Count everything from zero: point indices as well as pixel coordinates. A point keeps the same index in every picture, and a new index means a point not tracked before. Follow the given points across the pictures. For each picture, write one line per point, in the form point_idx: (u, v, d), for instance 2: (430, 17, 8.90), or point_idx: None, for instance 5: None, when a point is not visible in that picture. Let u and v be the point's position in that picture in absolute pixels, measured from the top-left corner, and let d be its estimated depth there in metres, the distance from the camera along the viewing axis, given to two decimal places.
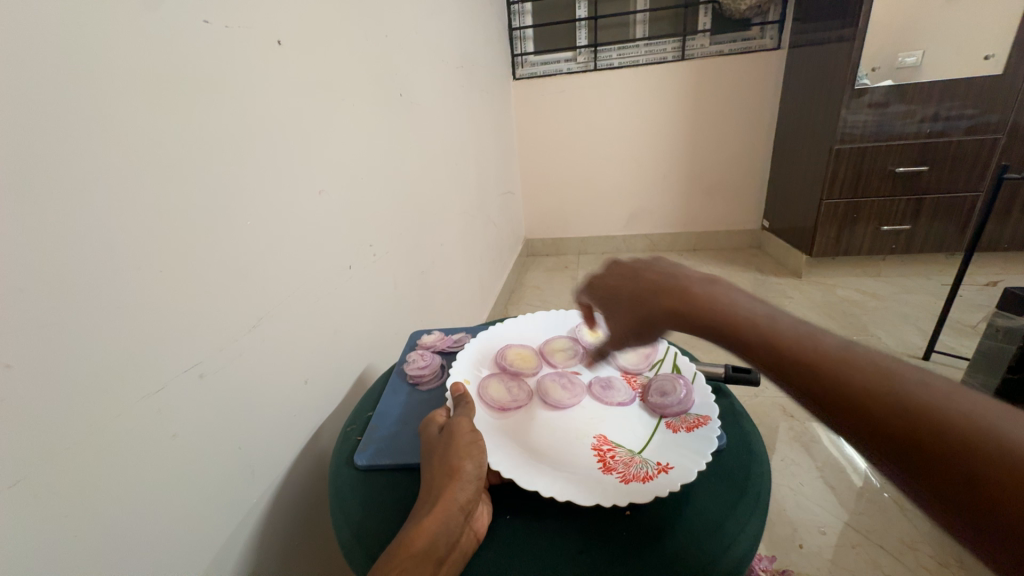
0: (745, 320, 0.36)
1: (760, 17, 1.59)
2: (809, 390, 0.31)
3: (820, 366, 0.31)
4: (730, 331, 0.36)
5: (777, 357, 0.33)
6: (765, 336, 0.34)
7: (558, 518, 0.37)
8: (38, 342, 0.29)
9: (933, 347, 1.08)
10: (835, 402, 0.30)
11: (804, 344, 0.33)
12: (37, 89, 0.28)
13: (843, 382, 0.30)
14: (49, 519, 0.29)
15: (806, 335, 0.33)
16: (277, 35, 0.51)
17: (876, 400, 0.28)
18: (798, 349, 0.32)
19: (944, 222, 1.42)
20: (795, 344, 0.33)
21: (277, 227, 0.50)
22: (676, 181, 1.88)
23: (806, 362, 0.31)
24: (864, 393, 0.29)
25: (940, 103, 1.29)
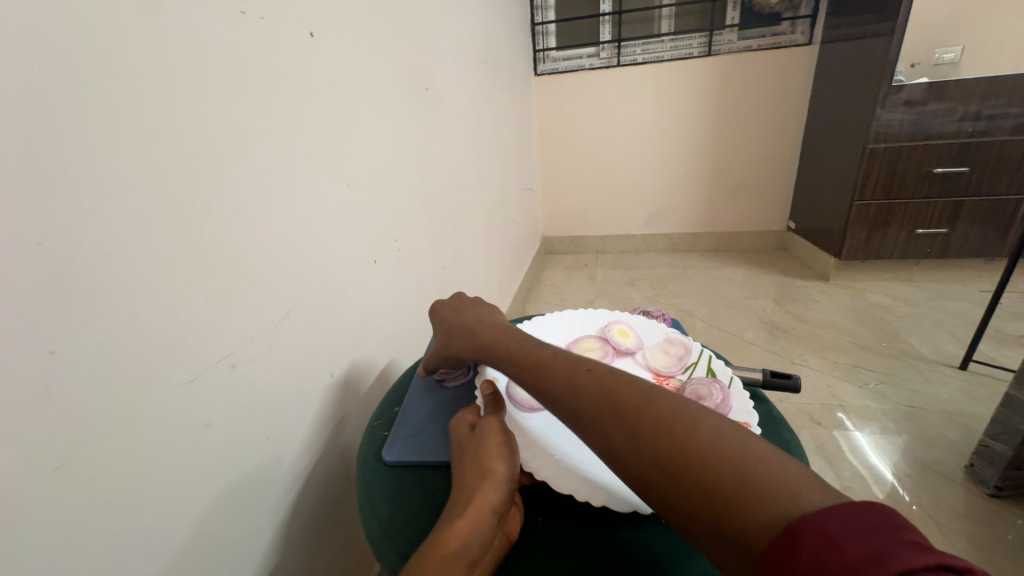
0: (554, 363, 0.39)
1: (791, 11, 1.54)
2: (601, 438, 0.33)
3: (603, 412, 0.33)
4: (537, 374, 0.39)
5: (574, 406, 0.35)
6: (566, 379, 0.37)
7: (592, 524, 0.36)
8: (80, 331, 0.29)
9: (970, 356, 1.04)
10: (631, 457, 0.31)
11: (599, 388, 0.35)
12: (80, 80, 0.29)
13: (625, 427, 0.32)
14: (86, 505, 0.30)
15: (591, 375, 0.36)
16: (309, 27, 0.50)
17: (657, 447, 0.30)
18: (591, 394, 0.35)
19: (984, 226, 1.37)
20: (589, 388, 0.35)
21: (306, 220, 0.50)
22: (700, 180, 1.84)
23: (595, 411, 0.34)
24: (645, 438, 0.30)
25: (982, 102, 1.23)
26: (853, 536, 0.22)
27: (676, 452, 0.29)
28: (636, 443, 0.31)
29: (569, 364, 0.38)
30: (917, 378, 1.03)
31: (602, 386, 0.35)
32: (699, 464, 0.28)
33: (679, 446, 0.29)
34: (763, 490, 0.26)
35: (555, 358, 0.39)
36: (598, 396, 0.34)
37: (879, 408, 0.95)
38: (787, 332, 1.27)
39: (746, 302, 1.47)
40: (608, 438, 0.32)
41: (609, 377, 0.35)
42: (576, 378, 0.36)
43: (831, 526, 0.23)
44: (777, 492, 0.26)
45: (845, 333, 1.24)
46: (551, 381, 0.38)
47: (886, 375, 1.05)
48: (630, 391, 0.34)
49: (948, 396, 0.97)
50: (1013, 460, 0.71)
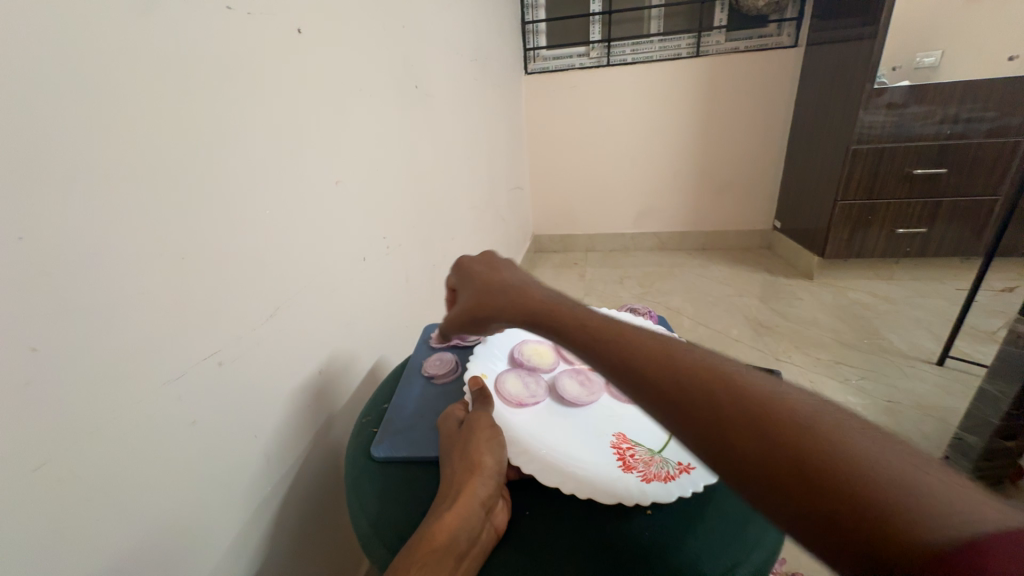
0: (615, 335, 0.35)
1: (777, 14, 1.56)
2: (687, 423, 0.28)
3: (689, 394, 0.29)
4: (595, 345, 0.35)
5: (653, 386, 0.30)
6: (633, 352, 0.33)
7: (578, 516, 0.37)
8: (59, 327, 0.28)
9: (947, 352, 1.07)
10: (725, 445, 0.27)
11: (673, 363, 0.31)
12: (61, 74, 0.28)
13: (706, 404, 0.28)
14: (68, 505, 0.29)
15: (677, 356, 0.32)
16: (297, 23, 0.50)
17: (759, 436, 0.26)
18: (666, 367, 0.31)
19: (961, 226, 1.40)
20: (661, 362, 0.31)
21: (293, 217, 0.50)
22: (687, 179, 1.86)
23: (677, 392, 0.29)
24: (739, 424, 0.26)
25: (961, 105, 1.26)
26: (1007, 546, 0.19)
27: (769, 433, 0.25)
28: (720, 419, 0.27)
29: (646, 344, 0.33)
30: (896, 374, 1.06)
31: (677, 362, 0.31)
32: (797, 447, 0.25)
33: (773, 428, 0.26)
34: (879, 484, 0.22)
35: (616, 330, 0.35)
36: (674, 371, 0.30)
37: (860, 402, 0.98)
38: (771, 329, 1.29)
39: (732, 299, 1.49)
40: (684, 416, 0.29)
41: (685, 355, 0.32)
42: (646, 352, 0.32)
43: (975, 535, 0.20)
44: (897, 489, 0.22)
45: (827, 330, 1.26)
46: (612, 354, 0.34)
47: (866, 371, 1.08)
48: (712, 368, 0.30)
49: (925, 391, 1.00)
50: (986, 451, 0.74)
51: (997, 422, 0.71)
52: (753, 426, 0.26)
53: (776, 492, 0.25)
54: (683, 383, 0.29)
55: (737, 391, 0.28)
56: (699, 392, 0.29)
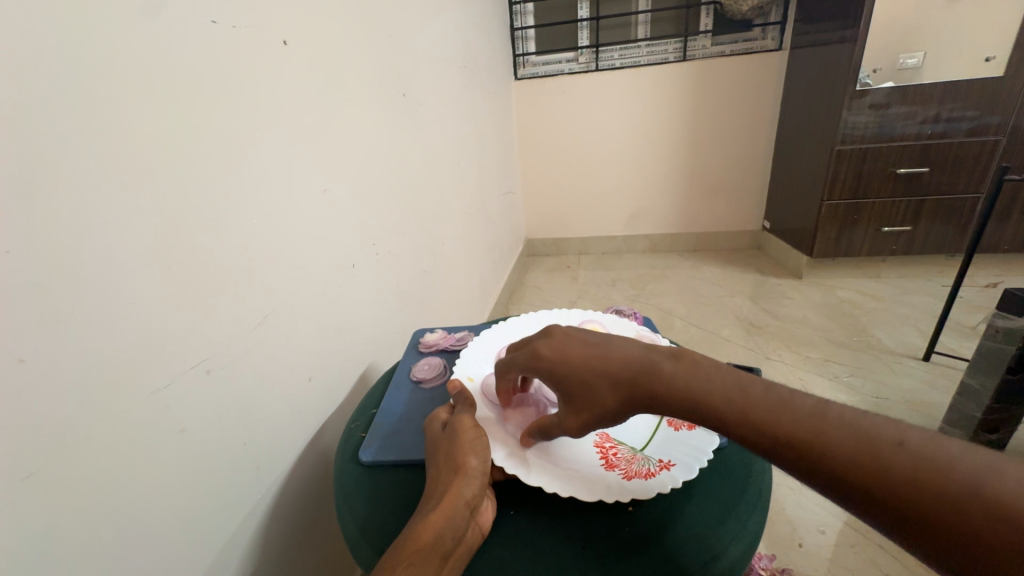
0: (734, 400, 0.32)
1: (761, 18, 1.59)
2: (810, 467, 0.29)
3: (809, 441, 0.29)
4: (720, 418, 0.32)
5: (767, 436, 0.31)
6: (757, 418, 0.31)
7: (560, 514, 0.37)
8: (46, 336, 0.29)
9: (932, 348, 1.09)
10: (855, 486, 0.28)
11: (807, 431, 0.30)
12: (49, 90, 0.29)
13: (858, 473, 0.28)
14: (57, 514, 0.29)
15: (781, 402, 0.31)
16: (283, 34, 0.51)
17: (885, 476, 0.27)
18: (805, 437, 0.29)
19: (945, 224, 1.43)
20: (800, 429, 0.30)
21: (280, 226, 0.50)
22: (677, 182, 1.88)
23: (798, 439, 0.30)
24: (863, 465, 0.28)
25: (941, 105, 1.29)
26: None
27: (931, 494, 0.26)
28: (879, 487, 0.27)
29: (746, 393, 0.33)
30: (883, 371, 1.08)
31: (809, 425, 0.30)
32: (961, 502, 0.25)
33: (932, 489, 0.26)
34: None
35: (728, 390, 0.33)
36: (817, 437, 0.29)
37: (848, 400, 0.99)
38: (762, 328, 1.30)
39: (723, 300, 1.51)
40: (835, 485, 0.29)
41: (809, 413, 0.31)
42: (774, 416, 0.31)
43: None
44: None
45: (817, 328, 1.28)
46: (715, 410, 0.33)
47: (855, 368, 1.09)
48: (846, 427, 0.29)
49: (913, 387, 1.02)
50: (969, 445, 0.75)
51: (979, 417, 0.73)
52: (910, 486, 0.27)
53: (909, 522, 0.27)
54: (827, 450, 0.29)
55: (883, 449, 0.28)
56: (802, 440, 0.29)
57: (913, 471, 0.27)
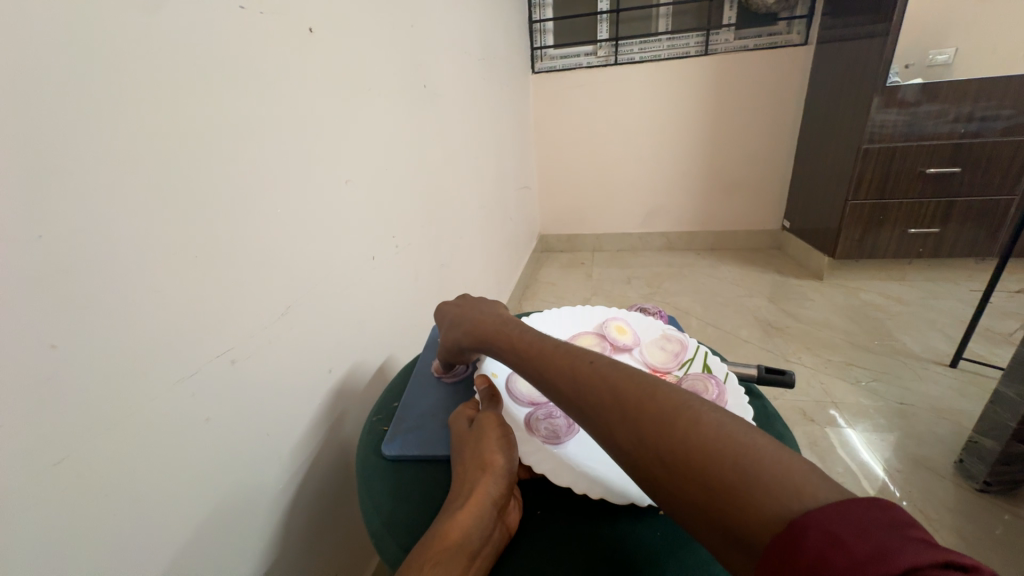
0: (559, 361, 0.38)
1: (787, 11, 1.55)
2: (602, 423, 0.33)
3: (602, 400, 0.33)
4: (542, 371, 0.38)
5: (579, 396, 0.35)
6: (571, 375, 0.36)
7: (590, 516, 0.36)
8: (76, 323, 0.29)
9: (960, 354, 1.05)
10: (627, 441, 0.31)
11: (606, 388, 0.34)
12: (76, 74, 0.28)
13: (632, 425, 0.31)
14: (85, 499, 0.29)
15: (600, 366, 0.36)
16: (308, 22, 0.50)
17: (655, 435, 0.30)
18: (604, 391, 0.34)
19: (976, 225, 1.38)
20: (598, 386, 0.34)
21: (303, 215, 0.50)
22: (695, 179, 1.85)
23: (597, 401, 0.34)
24: (639, 419, 0.31)
25: (975, 103, 1.24)
26: (857, 534, 0.22)
27: (686, 446, 0.28)
28: (645, 441, 0.30)
29: (573, 356, 0.38)
30: (908, 376, 1.05)
31: (609, 386, 0.34)
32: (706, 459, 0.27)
33: (690, 446, 0.28)
34: (770, 484, 0.25)
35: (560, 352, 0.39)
36: (608, 394, 0.33)
37: (872, 405, 0.96)
38: (780, 330, 1.28)
39: (741, 300, 1.48)
40: (614, 436, 0.32)
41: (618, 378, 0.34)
42: (586, 378, 0.35)
43: (836, 524, 0.23)
44: (783, 490, 0.25)
45: (838, 331, 1.25)
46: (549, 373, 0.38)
47: (878, 372, 1.07)
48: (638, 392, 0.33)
49: (939, 394, 0.99)
50: (1002, 456, 0.73)
51: (1012, 425, 0.71)
52: (670, 441, 0.29)
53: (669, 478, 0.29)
54: (614, 403, 0.33)
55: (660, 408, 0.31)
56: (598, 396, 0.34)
57: (678, 424, 0.29)
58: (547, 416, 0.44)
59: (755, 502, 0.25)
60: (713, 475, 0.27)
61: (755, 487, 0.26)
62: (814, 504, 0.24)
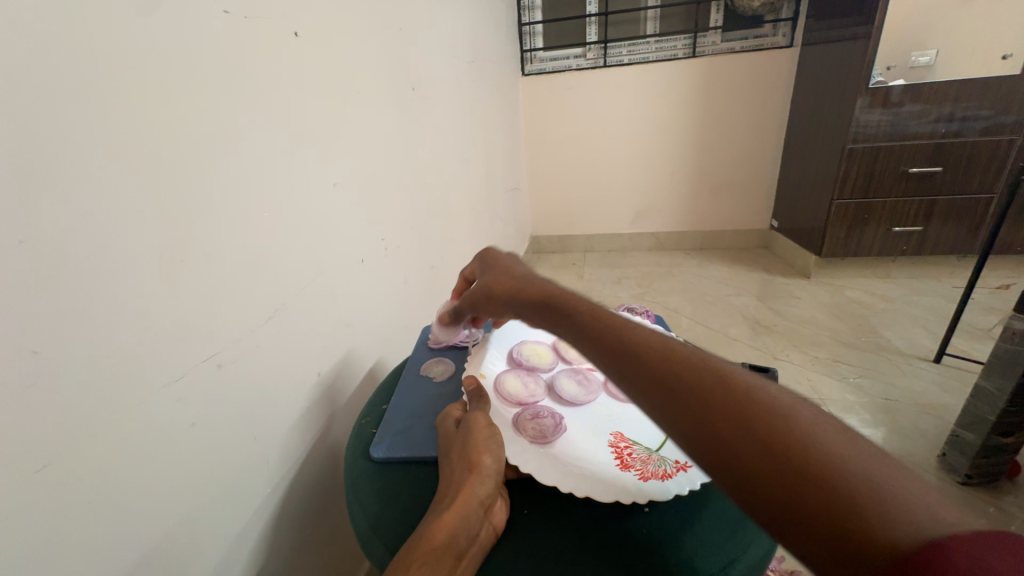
0: (616, 329, 0.35)
1: (773, 14, 1.57)
2: (676, 405, 0.29)
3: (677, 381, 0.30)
4: (602, 341, 0.35)
5: (648, 374, 0.31)
6: (628, 344, 0.33)
7: (576, 514, 0.37)
8: (59, 328, 0.29)
9: (943, 350, 1.07)
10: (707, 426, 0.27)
11: (670, 360, 0.31)
12: (58, 78, 0.28)
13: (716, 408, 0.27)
14: (69, 506, 0.29)
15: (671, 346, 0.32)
16: (294, 26, 0.50)
17: (743, 424, 0.26)
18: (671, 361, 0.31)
19: (957, 223, 1.41)
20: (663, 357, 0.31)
21: (291, 218, 0.50)
22: (683, 180, 1.87)
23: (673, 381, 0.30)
24: (722, 405, 0.27)
25: (955, 104, 1.27)
26: (1003, 564, 0.19)
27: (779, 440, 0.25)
28: (709, 412, 0.27)
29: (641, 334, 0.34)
30: (893, 372, 1.07)
31: (674, 359, 0.31)
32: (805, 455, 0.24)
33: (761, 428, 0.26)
34: (890, 496, 0.22)
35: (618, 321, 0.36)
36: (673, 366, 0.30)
37: (858, 401, 0.98)
38: (768, 328, 1.29)
39: (729, 299, 1.50)
40: (691, 421, 0.28)
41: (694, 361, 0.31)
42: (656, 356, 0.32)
43: (975, 550, 0.19)
44: (904, 504, 0.22)
45: (825, 328, 1.27)
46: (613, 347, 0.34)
47: (864, 369, 1.08)
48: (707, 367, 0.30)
49: (923, 389, 1.01)
50: (982, 449, 0.74)
51: (992, 420, 0.72)
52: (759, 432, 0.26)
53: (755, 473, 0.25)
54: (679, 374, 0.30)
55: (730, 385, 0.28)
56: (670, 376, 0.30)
57: (768, 415, 0.26)
58: (534, 416, 0.44)
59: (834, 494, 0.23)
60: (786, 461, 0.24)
61: (870, 497, 0.22)
62: (909, 510, 0.22)
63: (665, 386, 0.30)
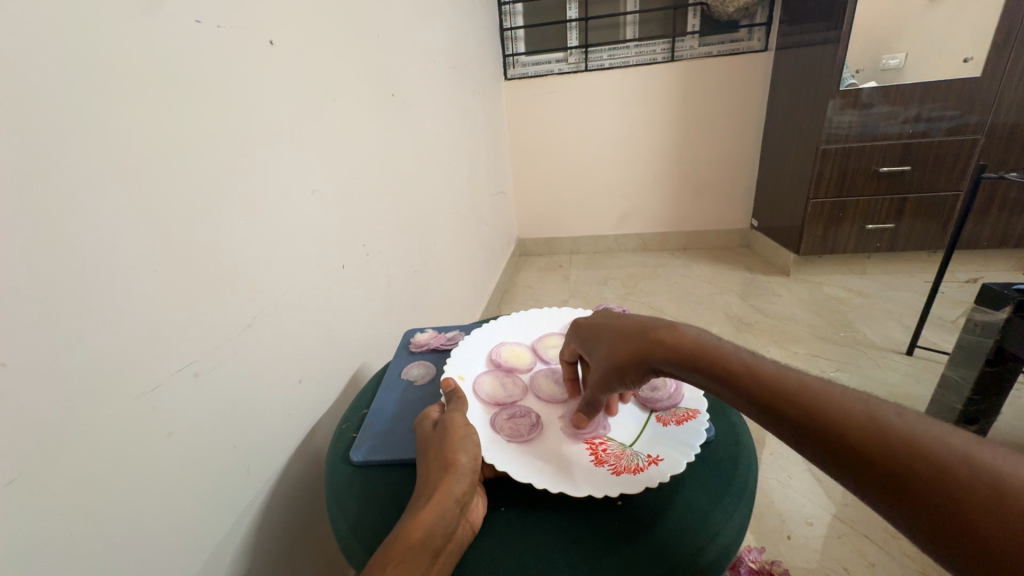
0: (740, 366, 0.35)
1: (747, 19, 1.61)
2: (834, 445, 0.29)
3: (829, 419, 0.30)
4: (736, 384, 0.34)
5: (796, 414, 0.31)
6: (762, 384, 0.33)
7: (551, 509, 0.38)
8: (26, 338, 0.28)
9: (915, 342, 1.11)
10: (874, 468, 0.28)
11: (794, 388, 0.32)
12: (25, 89, 0.28)
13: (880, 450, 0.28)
14: (40, 519, 0.29)
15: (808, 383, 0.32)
16: (269, 34, 0.51)
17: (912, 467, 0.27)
18: (816, 398, 0.31)
19: (927, 220, 1.46)
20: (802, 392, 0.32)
21: (269, 226, 0.50)
22: (666, 181, 1.90)
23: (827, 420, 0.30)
24: (885, 447, 0.28)
25: (921, 105, 1.32)
26: None
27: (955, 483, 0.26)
28: (848, 440, 0.29)
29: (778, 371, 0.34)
30: (869, 365, 1.10)
31: (799, 392, 0.32)
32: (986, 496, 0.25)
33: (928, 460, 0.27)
34: None
35: (739, 360, 0.35)
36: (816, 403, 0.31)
37: None
38: (751, 325, 1.32)
39: (712, 297, 1.52)
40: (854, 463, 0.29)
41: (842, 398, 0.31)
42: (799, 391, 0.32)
43: None
44: None
45: (804, 324, 1.30)
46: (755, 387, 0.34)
47: (841, 363, 1.11)
48: (844, 395, 0.31)
49: (897, 381, 1.04)
50: None
51: (958, 408, 0.75)
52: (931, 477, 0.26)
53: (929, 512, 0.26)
54: (839, 417, 0.30)
55: (879, 413, 0.29)
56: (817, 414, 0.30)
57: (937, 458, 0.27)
58: (511, 416, 0.45)
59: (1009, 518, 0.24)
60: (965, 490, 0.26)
61: None
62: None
63: (817, 427, 0.30)
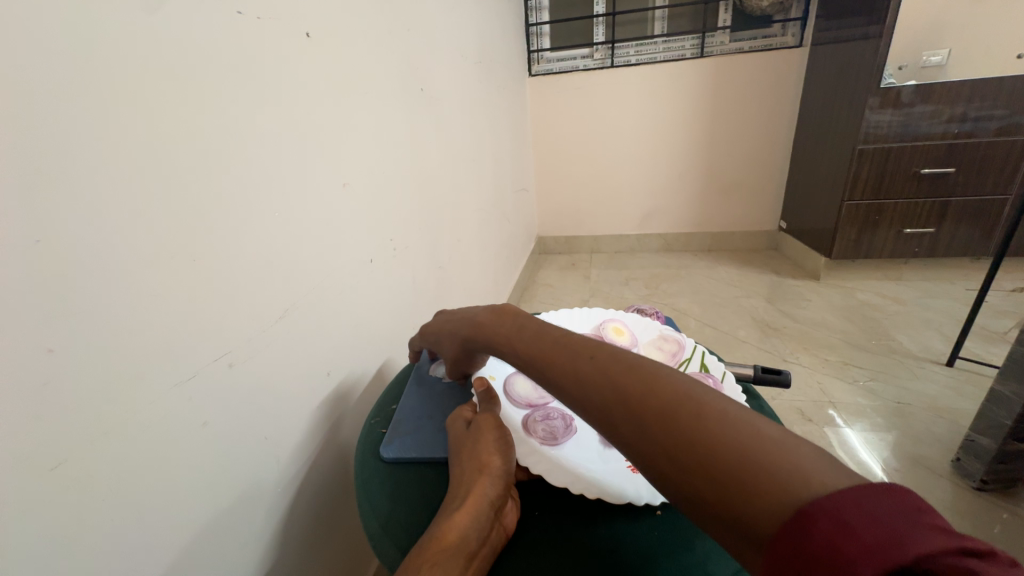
0: (529, 334, 0.38)
1: (781, 14, 1.56)
2: (585, 400, 0.31)
3: (584, 375, 0.32)
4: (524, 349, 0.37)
5: (561, 373, 0.34)
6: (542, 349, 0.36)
7: (587, 516, 0.37)
8: (72, 327, 0.29)
9: (957, 353, 1.06)
10: (616, 418, 0.29)
11: (565, 350, 0.35)
12: (72, 79, 0.28)
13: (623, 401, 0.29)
14: (80, 505, 0.29)
15: (578, 343, 0.35)
16: (306, 27, 0.51)
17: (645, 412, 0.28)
18: (592, 370, 0.32)
19: (971, 226, 1.39)
20: (586, 369, 0.32)
21: (301, 219, 0.50)
22: (691, 181, 1.86)
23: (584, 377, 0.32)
24: (625, 397, 0.29)
25: (968, 104, 1.26)
26: (869, 520, 0.19)
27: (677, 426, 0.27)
28: (595, 393, 0.31)
29: (556, 338, 0.36)
30: (905, 375, 1.05)
31: (567, 351, 0.35)
32: (699, 437, 0.26)
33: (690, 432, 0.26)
34: (771, 468, 0.23)
35: (531, 329, 0.39)
36: (605, 377, 0.31)
37: (869, 404, 0.97)
38: (778, 330, 1.28)
39: (738, 300, 1.49)
40: (606, 416, 0.30)
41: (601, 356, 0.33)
42: (566, 353, 0.34)
43: (846, 509, 0.20)
44: (787, 472, 0.23)
45: (835, 331, 1.26)
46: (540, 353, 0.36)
47: (876, 372, 1.07)
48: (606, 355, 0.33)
49: (936, 393, 0.99)
50: (998, 454, 0.73)
51: (1009, 424, 0.71)
52: (661, 422, 0.27)
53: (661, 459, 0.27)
54: (613, 385, 0.30)
55: (641, 376, 0.30)
56: (577, 372, 0.33)
57: (666, 404, 0.28)
58: (545, 418, 0.45)
59: (757, 489, 0.23)
60: (721, 462, 0.25)
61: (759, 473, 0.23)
62: (821, 489, 0.22)
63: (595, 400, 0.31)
